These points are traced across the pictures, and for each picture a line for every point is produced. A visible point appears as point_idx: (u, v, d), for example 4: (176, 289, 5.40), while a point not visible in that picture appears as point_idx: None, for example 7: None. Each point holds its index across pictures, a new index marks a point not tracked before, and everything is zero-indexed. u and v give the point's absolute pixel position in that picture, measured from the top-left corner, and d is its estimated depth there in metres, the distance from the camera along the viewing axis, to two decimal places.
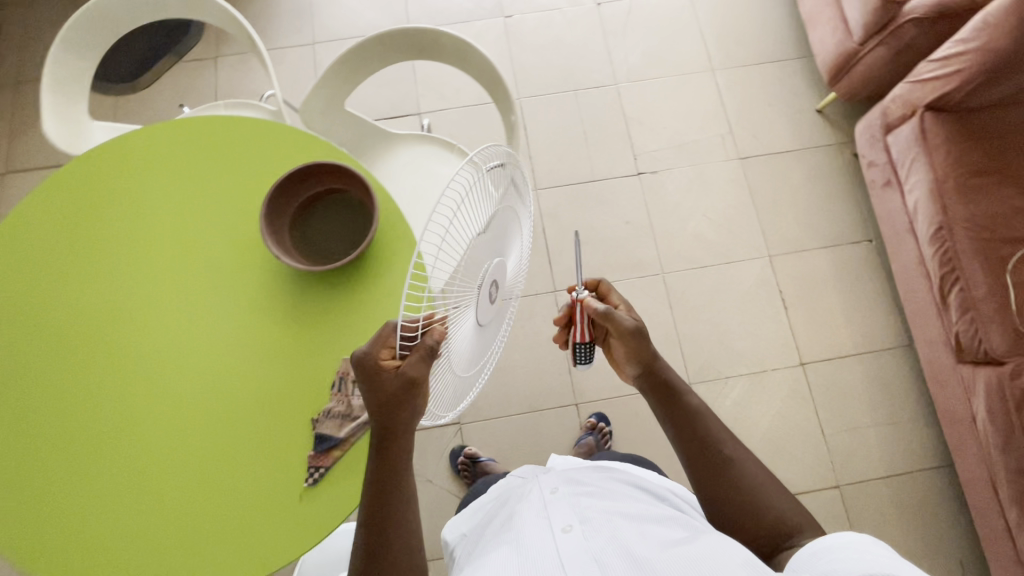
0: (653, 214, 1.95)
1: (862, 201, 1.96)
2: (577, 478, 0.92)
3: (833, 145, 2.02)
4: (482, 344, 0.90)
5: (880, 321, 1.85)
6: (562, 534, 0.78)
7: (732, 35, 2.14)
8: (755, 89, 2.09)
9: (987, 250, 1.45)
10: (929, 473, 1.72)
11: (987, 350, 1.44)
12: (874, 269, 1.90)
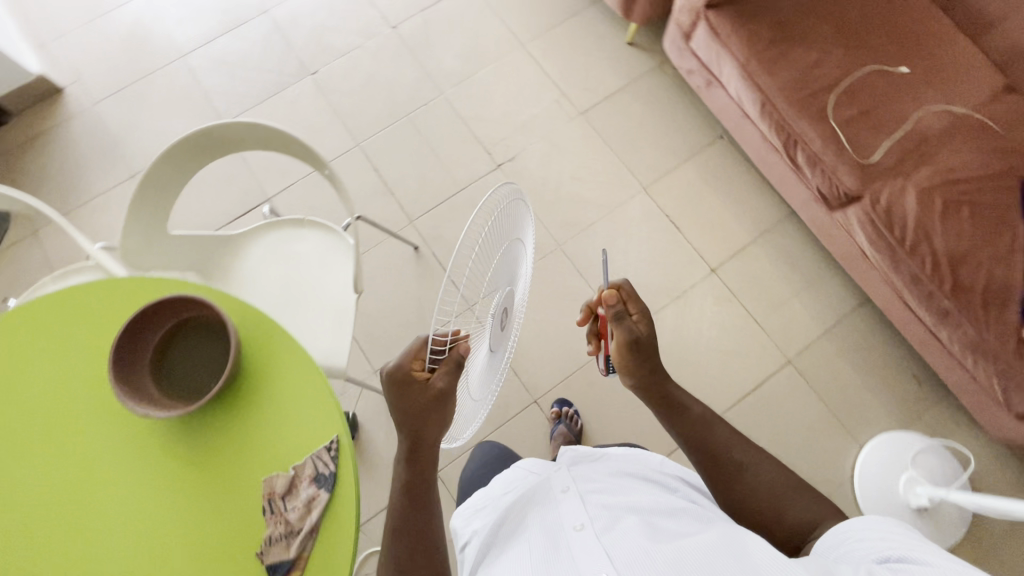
0: (527, 197, 1.98)
1: (699, 108, 2.08)
2: (581, 481, 0.83)
3: (660, 73, 2.13)
4: (495, 360, 1.06)
5: (759, 203, 1.97)
6: (576, 536, 0.71)
7: (521, 8, 2.22)
8: (569, 47, 2.17)
9: (808, 109, 1.58)
10: (851, 313, 1.85)
11: (844, 189, 1.58)
12: (738, 164, 2.01)
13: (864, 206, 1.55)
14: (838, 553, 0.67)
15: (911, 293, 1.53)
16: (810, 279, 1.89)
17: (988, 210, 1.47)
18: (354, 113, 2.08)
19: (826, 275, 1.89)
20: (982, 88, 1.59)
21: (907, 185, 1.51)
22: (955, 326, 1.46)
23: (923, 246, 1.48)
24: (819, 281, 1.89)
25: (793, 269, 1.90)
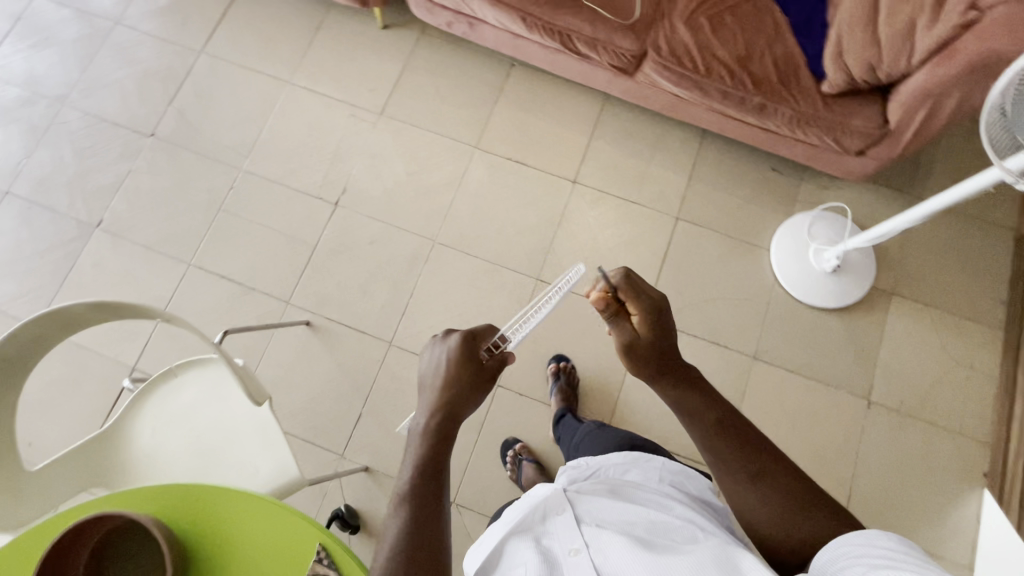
0: (379, 218, 1.92)
1: (478, 51, 2.08)
2: (579, 499, 0.87)
3: (426, 40, 2.10)
4: None
5: (576, 105, 2.03)
6: (571, 565, 0.77)
7: (265, 51, 2.09)
8: (333, 63, 2.08)
9: (563, 1, 1.65)
10: (702, 149, 1.98)
11: (628, 53, 1.66)
12: (540, 82, 2.05)
13: (652, 58, 1.63)
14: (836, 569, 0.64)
15: (727, 108, 1.63)
16: (653, 143, 1.99)
17: (743, 10, 1.63)
18: (167, 238, 1.90)
19: (664, 131, 2.00)
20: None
21: (674, 22, 1.63)
22: (774, 115, 1.59)
23: (713, 64, 1.60)
24: (662, 140, 2.00)
25: (636, 142, 1.99)
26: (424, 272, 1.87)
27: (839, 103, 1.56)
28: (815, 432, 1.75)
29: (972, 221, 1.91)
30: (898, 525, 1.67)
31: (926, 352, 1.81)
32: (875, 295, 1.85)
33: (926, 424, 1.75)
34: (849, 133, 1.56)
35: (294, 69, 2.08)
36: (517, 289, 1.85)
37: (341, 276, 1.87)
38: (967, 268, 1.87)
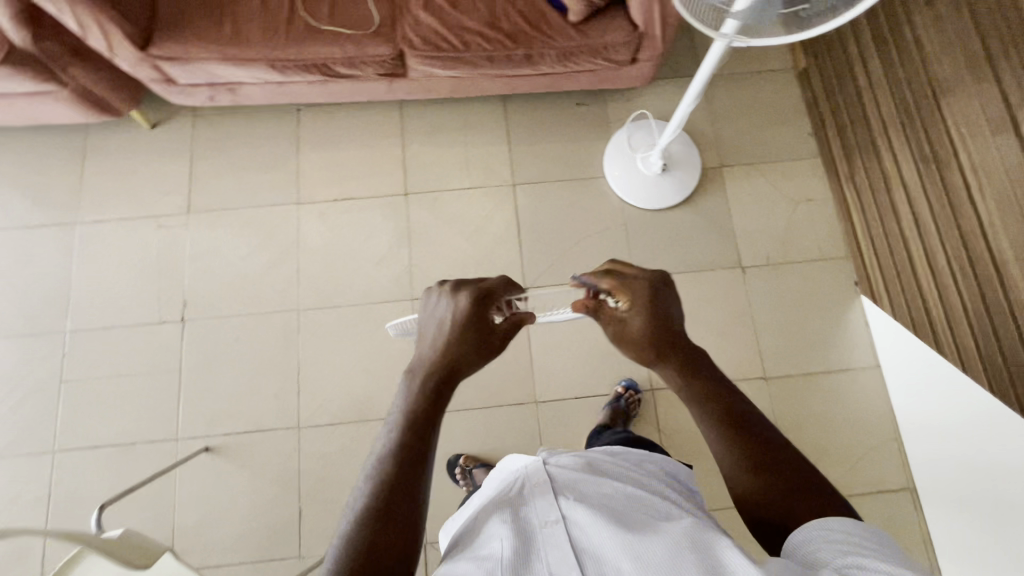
0: (234, 314, 1.83)
1: (260, 110, 2.00)
2: (559, 473, 0.83)
3: (204, 121, 1.99)
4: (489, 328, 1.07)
5: (377, 121, 2.00)
6: (548, 538, 0.71)
7: (38, 202, 1.91)
8: (117, 184, 1.93)
9: (298, 34, 1.58)
10: (509, 111, 2.01)
11: (388, 57, 1.62)
12: (335, 113, 2.00)
13: (411, 54, 1.62)
14: (806, 548, 0.64)
15: (501, 69, 1.67)
16: (464, 126, 2.00)
17: None
18: (18, 436, 1.72)
19: (468, 110, 2.01)
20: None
21: (414, 13, 1.62)
22: (543, 60, 1.65)
23: (468, 37, 1.61)
24: (470, 119, 2.01)
25: (448, 132, 1.99)
26: (303, 343, 1.80)
27: (591, 26, 1.62)
28: (710, 317, 1.86)
29: (758, 77, 2.08)
30: (808, 361, 1.83)
31: (768, 204, 1.96)
32: (709, 176, 1.98)
33: (793, 265, 1.91)
34: (611, 49, 1.64)
35: (79, 206, 1.91)
36: (399, 318, 1.83)
37: (221, 387, 1.77)
38: (772, 119, 2.04)
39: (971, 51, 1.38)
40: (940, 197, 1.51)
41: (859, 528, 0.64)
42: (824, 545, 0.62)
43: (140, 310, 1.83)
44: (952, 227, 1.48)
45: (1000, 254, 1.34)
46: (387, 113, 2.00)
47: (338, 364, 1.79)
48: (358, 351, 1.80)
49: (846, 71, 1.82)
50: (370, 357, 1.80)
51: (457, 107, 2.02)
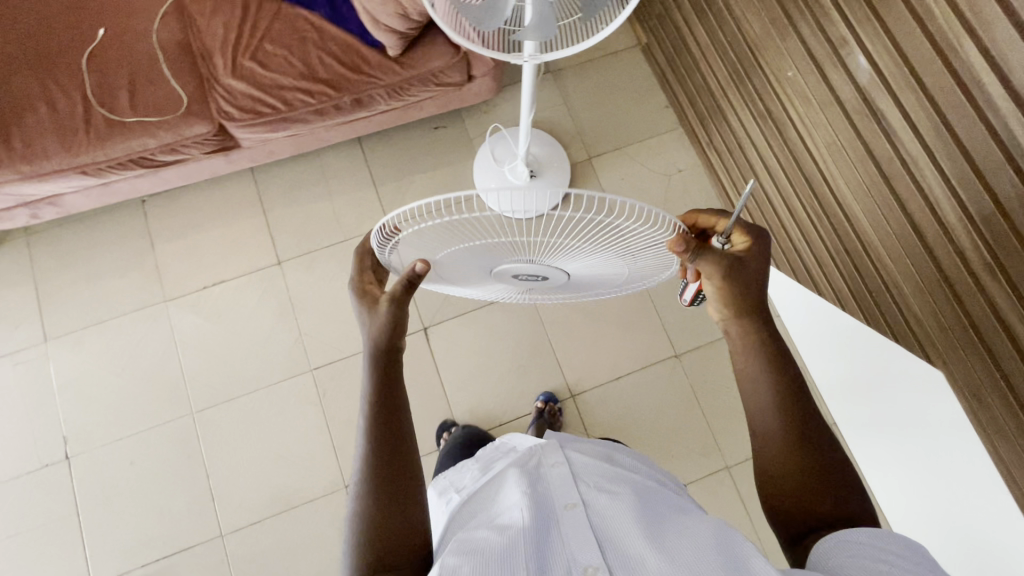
0: (124, 438, 1.70)
1: (101, 214, 1.85)
2: (577, 463, 0.89)
3: (42, 241, 1.83)
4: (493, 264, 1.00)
5: (229, 194, 1.87)
6: (567, 518, 0.77)
7: None
8: None
9: (102, 134, 1.45)
10: (367, 150, 1.92)
11: (210, 135, 1.52)
12: (184, 198, 1.87)
13: (234, 126, 1.52)
14: (835, 560, 0.62)
15: (335, 119, 1.59)
16: (324, 177, 1.91)
17: (276, 29, 1.54)
18: None
19: (324, 160, 1.92)
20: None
21: (224, 82, 1.51)
22: (374, 100, 1.58)
23: (289, 95, 1.52)
24: (328, 169, 1.91)
25: (308, 188, 1.89)
26: (206, 447, 1.70)
27: (413, 55, 1.55)
28: (613, 309, 1.87)
29: (606, 60, 2.07)
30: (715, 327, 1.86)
31: (643, 185, 1.97)
32: (581, 171, 1.97)
33: None
34: (441, 73, 1.58)
35: None
36: (302, 393, 1.75)
37: (127, 518, 1.64)
38: (628, 99, 2.04)
39: (772, 10, 1.42)
40: (782, 151, 1.56)
41: (875, 531, 0.63)
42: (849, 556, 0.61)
43: (17, 463, 1.67)
44: (802, 180, 1.52)
45: (853, 217, 1.40)
46: (239, 183, 1.89)
47: (250, 459, 1.69)
48: (267, 440, 1.71)
49: (679, 42, 1.85)
50: (282, 442, 1.71)
51: (311, 160, 1.92)
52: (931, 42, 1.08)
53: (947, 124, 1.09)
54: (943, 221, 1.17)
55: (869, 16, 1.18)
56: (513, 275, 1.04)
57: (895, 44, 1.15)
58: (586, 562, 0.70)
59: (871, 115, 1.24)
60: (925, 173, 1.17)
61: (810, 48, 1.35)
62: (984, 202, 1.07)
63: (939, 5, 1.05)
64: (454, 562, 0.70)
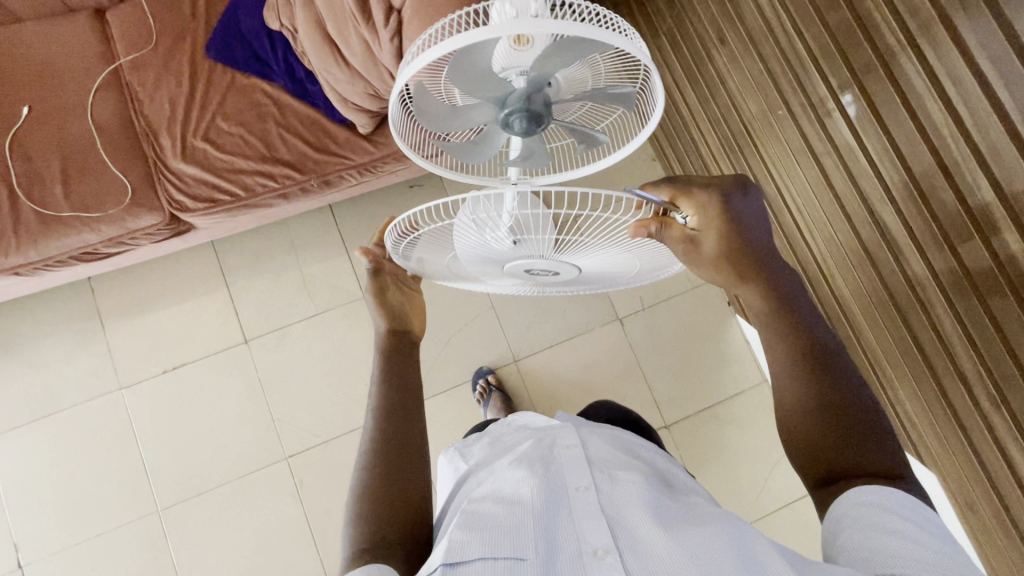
0: (80, 544, 1.57)
1: (39, 295, 1.68)
2: (591, 445, 0.85)
3: None
4: (492, 254, 0.99)
5: (185, 268, 1.73)
6: (577, 500, 0.72)
7: None
8: None
9: (33, 233, 1.28)
10: (336, 214, 1.78)
11: (160, 225, 1.35)
12: (133, 273, 1.71)
13: (187, 216, 1.35)
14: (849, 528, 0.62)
15: (301, 200, 1.44)
16: (288, 244, 1.76)
17: (230, 102, 1.37)
18: None
19: (289, 226, 1.77)
20: (84, 33, 1.37)
21: (173, 166, 1.34)
22: (343, 179, 1.42)
23: (247, 180, 1.36)
24: (293, 235, 1.77)
25: (271, 257, 1.75)
26: (173, 547, 1.59)
27: (385, 130, 1.40)
28: (599, 378, 1.82)
29: None
30: (704, 393, 1.83)
31: None
32: None
33: (666, 302, 1.88)
34: None
35: None
36: (276, 483, 1.65)
37: None
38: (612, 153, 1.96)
39: (768, 92, 1.32)
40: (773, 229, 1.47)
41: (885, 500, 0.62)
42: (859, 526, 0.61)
43: None
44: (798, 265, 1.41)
45: (839, 292, 1.30)
46: (195, 255, 1.74)
47: (219, 558, 1.59)
48: (239, 536, 1.61)
49: (668, 100, 1.74)
50: (254, 537, 1.61)
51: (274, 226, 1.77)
52: (923, 135, 0.99)
53: (950, 243, 1.00)
54: (941, 334, 1.08)
55: (871, 121, 1.08)
56: (516, 267, 1.03)
57: (898, 154, 1.05)
58: (596, 544, 0.65)
59: (869, 218, 1.15)
60: (922, 283, 1.08)
61: (800, 121, 1.26)
62: (989, 334, 0.98)
63: (937, 108, 0.96)
64: (459, 540, 0.66)
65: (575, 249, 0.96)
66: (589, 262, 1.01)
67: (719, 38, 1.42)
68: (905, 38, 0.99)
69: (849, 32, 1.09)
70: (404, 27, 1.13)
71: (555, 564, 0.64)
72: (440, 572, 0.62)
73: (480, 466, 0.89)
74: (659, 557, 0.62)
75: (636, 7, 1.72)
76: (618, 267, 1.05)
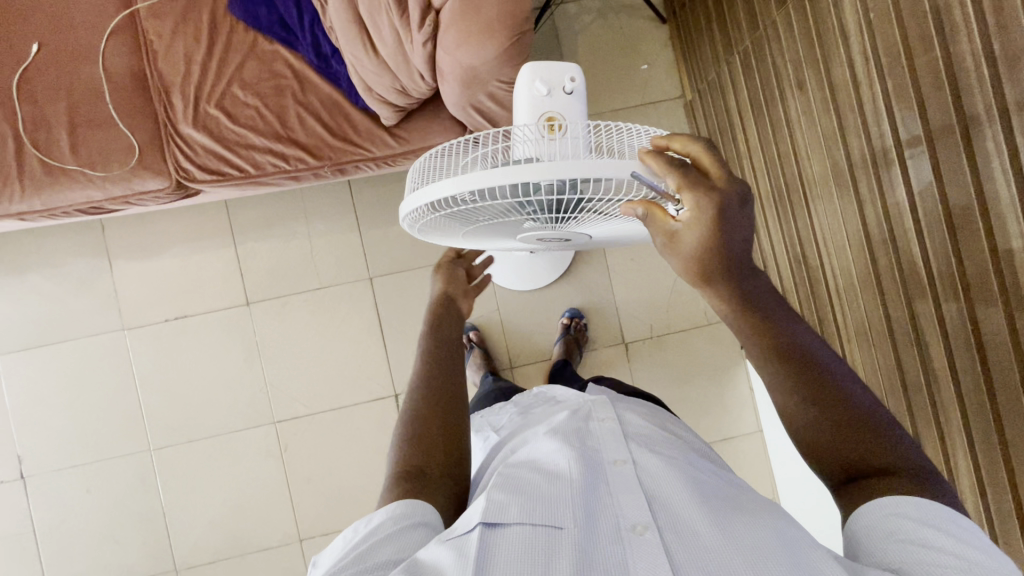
0: (80, 469, 1.67)
1: (55, 229, 1.69)
2: (626, 422, 0.82)
3: None
4: (502, 225, 0.80)
5: (197, 222, 1.71)
6: (615, 474, 0.69)
7: None
8: None
9: (36, 182, 1.24)
10: (353, 188, 1.71)
11: (165, 190, 1.29)
12: (147, 220, 1.70)
13: (194, 187, 1.29)
14: (874, 531, 0.56)
15: (315, 182, 1.35)
16: (301, 211, 1.71)
17: (249, 69, 1.26)
18: None
19: (304, 193, 1.72)
20: None
21: (184, 131, 1.26)
22: (361, 169, 1.31)
23: (259, 158, 1.26)
24: (308, 203, 1.72)
25: (283, 222, 1.71)
26: (162, 486, 1.68)
27: (413, 125, 1.26)
28: None
29: (641, 112, 1.78)
30: (705, 433, 1.75)
31: (653, 267, 1.78)
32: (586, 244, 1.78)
33: (677, 334, 1.78)
34: None
35: None
36: (263, 444, 1.70)
37: (85, 544, 1.66)
38: None
39: (837, 158, 1.16)
40: (808, 303, 1.39)
41: (918, 509, 0.55)
42: (886, 531, 0.55)
43: None
44: (832, 332, 1.31)
45: (876, 384, 1.19)
46: (208, 209, 1.71)
47: (206, 501, 1.68)
48: (226, 485, 1.69)
49: (727, 125, 1.56)
50: (240, 487, 1.69)
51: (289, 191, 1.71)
52: (988, 242, 0.85)
53: (993, 392, 0.90)
54: (953, 472, 1.01)
55: (943, 236, 0.94)
56: (527, 237, 0.84)
57: (960, 268, 0.92)
58: (635, 518, 0.61)
59: (912, 337, 1.05)
60: (948, 415, 1.00)
61: (859, 187, 1.12)
62: (1005, 497, 0.90)
63: (1015, 218, 0.81)
64: (498, 501, 0.63)
65: (598, 222, 0.77)
66: (609, 229, 0.83)
67: (797, 81, 1.24)
68: (1003, 141, 0.80)
69: (940, 124, 0.91)
70: (440, 34, 1.02)
71: (593, 533, 0.61)
72: (478, 532, 0.59)
73: (515, 437, 0.88)
74: (700, 541, 0.58)
75: (712, 12, 1.51)
76: (633, 233, 0.87)
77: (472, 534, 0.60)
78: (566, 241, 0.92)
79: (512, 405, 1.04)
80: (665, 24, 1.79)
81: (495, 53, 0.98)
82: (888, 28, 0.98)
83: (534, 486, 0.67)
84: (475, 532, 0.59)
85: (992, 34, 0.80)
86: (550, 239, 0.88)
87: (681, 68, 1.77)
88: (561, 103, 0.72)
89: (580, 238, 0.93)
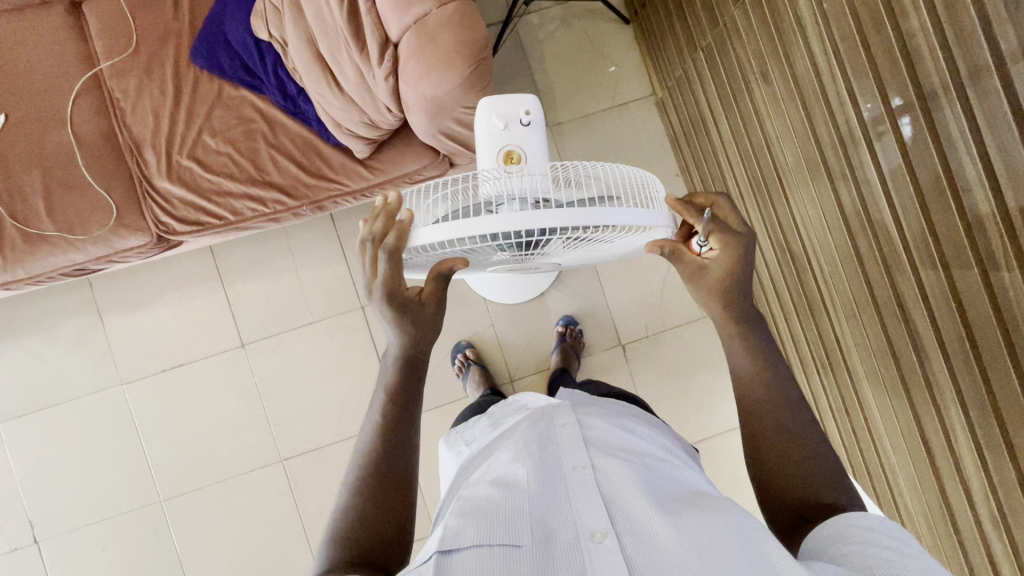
0: (93, 528, 1.67)
1: (44, 290, 1.70)
2: (588, 420, 0.77)
3: None
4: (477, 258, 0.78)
5: (184, 269, 1.72)
6: (575, 482, 0.63)
7: None
8: None
9: (18, 252, 1.24)
10: (335, 219, 1.72)
11: (143, 245, 1.29)
12: (135, 272, 1.71)
13: (175, 239, 1.29)
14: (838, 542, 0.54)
15: (293, 220, 1.34)
16: (286, 247, 1.72)
17: (217, 116, 1.27)
18: None
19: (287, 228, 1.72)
20: (64, 39, 1.30)
21: (160, 185, 1.27)
22: (339, 203, 1.32)
23: (237, 204, 1.27)
24: (292, 238, 1.72)
25: (269, 260, 1.72)
26: (176, 535, 1.68)
27: (385, 155, 1.27)
28: None
29: (614, 114, 1.79)
30: (712, 425, 1.75)
31: (641, 265, 1.79)
32: None
33: (673, 330, 1.79)
34: (415, 174, 1.29)
35: None
36: (272, 484, 1.70)
37: None
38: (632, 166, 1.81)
39: (808, 146, 1.17)
40: (795, 289, 1.39)
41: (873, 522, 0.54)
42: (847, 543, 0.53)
43: None
44: (821, 316, 1.31)
45: (872, 365, 1.18)
46: (194, 255, 1.72)
47: (222, 546, 1.68)
48: (240, 528, 1.69)
49: (699, 120, 1.57)
50: (253, 529, 1.69)
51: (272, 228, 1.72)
52: (960, 218, 0.85)
53: (982, 366, 0.90)
54: (954, 447, 1.00)
55: (918, 213, 0.94)
56: (504, 265, 0.82)
57: (937, 247, 0.92)
58: (594, 526, 0.56)
59: (898, 315, 1.05)
60: (941, 391, 1.00)
61: (830, 168, 1.12)
62: (1007, 472, 0.90)
63: (984, 193, 0.81)
64: (453, 527, 0.57)
65: (571, 249, 0.76)
66: (583, 254, 0.81)
67: (761, 73, 1.25)
68: (963, 116, 0.80)
69: (902, 102, 0.91)
70: (400, 66, 1.03)
71: (552, 547, 0.55)
72: (432, 561, 0.53)
73: (478, 449, 0.82)
74: (660, 545, 0.54)
75: (673, 11, 1.52)
76: (613, 255, 0.86)
77: (426, 565, 0.53)
78: (545, 268, 0.91)
79: (482, 413, 0.97)
80: (629, 25, 1.80)
81: (457, 81, 0.98)
82: (842, 17, 0.98)
83: (488, 504, 0.60)
84: (429, 563, 0.53)
85: (943, 17, 0.81)
86: (527, 270, 0.86)
87: (649, 67, 1.78)
88: (520, 135, 0.73)
89: (557, 265, 0.91)
